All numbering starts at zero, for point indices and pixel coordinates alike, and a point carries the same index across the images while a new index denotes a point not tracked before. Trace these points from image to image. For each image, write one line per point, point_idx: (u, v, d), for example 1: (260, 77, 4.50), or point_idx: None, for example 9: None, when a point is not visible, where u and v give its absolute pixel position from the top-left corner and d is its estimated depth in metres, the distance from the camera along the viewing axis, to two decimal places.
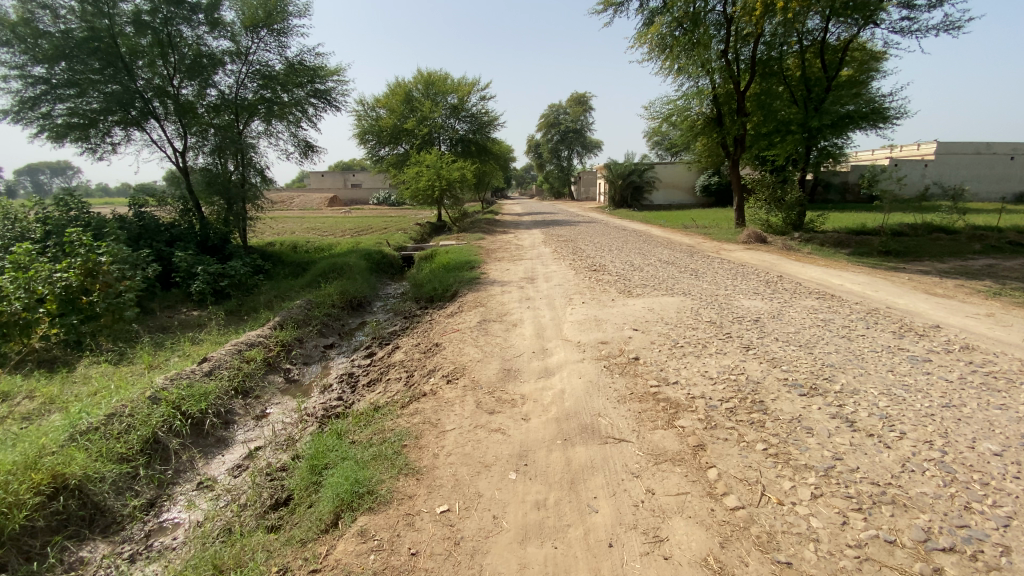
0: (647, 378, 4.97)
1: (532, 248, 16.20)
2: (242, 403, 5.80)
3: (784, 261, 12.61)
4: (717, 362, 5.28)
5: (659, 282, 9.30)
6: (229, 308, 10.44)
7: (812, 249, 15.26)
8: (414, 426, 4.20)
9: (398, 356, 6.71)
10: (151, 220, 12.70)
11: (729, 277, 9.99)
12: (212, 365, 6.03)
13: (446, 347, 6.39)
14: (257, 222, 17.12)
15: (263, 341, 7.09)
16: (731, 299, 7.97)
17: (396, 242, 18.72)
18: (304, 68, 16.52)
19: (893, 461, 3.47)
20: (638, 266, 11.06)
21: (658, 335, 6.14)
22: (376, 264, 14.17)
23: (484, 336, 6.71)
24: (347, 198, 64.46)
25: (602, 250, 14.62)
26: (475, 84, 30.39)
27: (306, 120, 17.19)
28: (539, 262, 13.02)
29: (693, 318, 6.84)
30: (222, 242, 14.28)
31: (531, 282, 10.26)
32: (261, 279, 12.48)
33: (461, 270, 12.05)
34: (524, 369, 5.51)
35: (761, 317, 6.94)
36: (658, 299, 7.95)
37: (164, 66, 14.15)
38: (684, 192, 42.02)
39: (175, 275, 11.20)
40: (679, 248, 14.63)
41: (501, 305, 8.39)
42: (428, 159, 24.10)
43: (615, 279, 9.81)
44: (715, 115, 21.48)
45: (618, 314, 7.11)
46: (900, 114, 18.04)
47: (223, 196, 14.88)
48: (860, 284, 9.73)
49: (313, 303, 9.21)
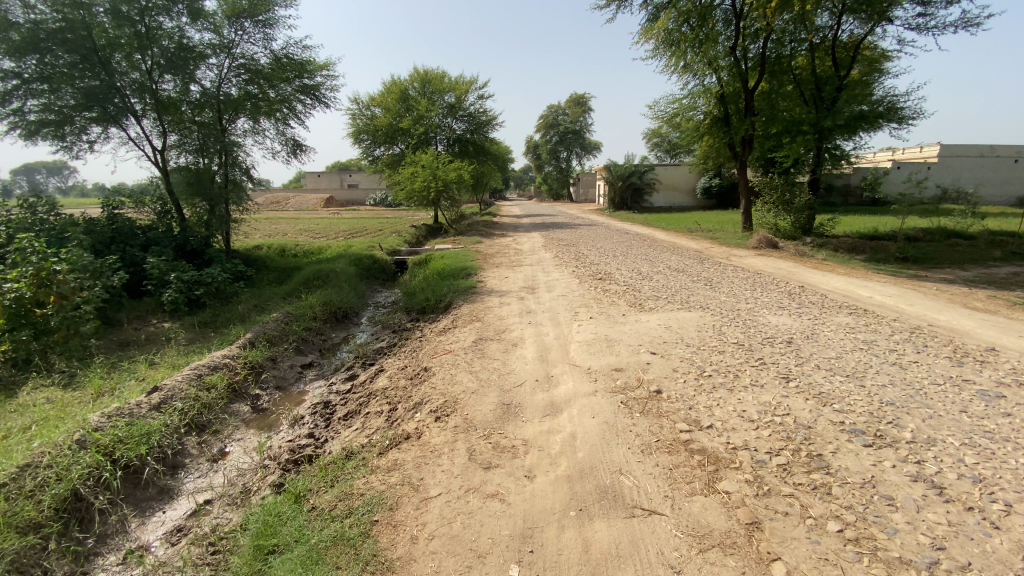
0: (674, 420, 4.14)
1: (531, 253, 15.34)
2: (195, 442, 4.97)
3: (802, 269, 11.80)
4: (756, 399, 4.45)
5: (672, 294, 8.47)
6: (202, 320, 9.56)
7: (827, 255, 14.48)
8: (392, 489, 3.36)
9: (381, 382, 5.86)
10: (125, 223, 11.82)
11: (747, 287, 9.17)
12: (163, 396, 5.18)
13: (435, 373, 5.54)
14: (243, 224, 16.24)
15: (228, 363, 6.25)
16: (756, 315, 7.15)
17: (389, 245, 17.89)
18: (292, 62, 15.63)
19: (1012, 551, 2.63)
20: (647, 275, 10.24)
21: (682, 362, 5.31)
22: (365, 270, 13.32)
23: (478, 359, 5.85)
24: (344, 199, 63.64)
25: (606, 255, 13.79)
26: (472, 83, 29.56)
27: (295, 118, 16.34)
28: (539, 268, 12.18)
29: (717, 339, 6.01)
30: (203, 245, 13.33)
31: (532, 292, 9.41)
32: (241, 286, 11.62)
33: (455, 278, 11.20)
34: (527, 405, 4.66)
35: (794, 338, 6.11)
36: (674, 314, 7.13)
37: (144, 60, 13.27)
38: (685, 194, 41.27)
39: (147, 282, 10.32)
40: (688, 254, 13.82)
41: (499, 319, 7.55)
42: (423, 159, 23.23)
43: (623, 289, 8.98)
44: (719, 114, 20.76)
45: (631, 333, 6.27)
46: (918, 113, 17.39)
47: (206, 198, 14.04)
48: (890, 296, 8.90)
49: (293, 316, 8.38)
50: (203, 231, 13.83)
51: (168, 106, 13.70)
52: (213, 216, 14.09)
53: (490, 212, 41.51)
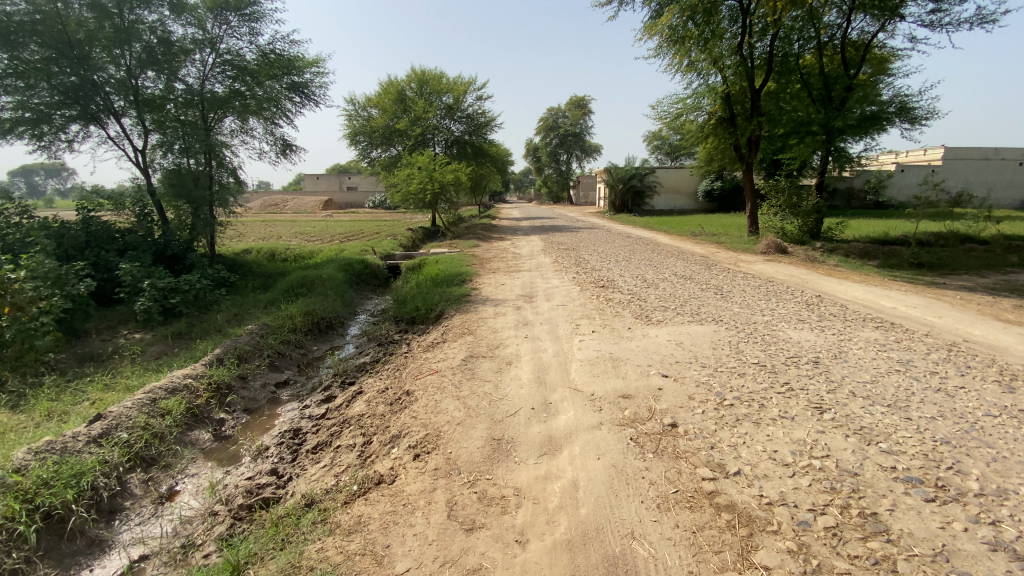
0: (695, 464, 3.49)
1: (530, 258, 14.69)
2: (140, 481, 4.34)
3: (816, 276, 11.14)
4: (789, 435, 3.81)
5: (681, 305, 7.83)
6: (177, 331, 8.92)
7: (839, 261, 13.85)
8: (349, 562, 2.72)
9: (358, 408, 5.21)
10: (101, 226, 11.19)
11: (760, 297, 8.54)
12: (108, 425, 4.56)
13: (418, 398, 4.90)
14: (230, 227, 15.61)
15: (190, 384, 5.62)
16: (774, 330, 6.51)
17: (383, 249, 17.27)
18: (280, 58, 14.95)
19: None
20: (652, 282, 9.60)
21: (699, 387, 4.66)
22: (356, 275, 12.68)
23: (467, 379, 5.20)
24: (344, 202, 63.20)
25: (608, 260, 13.14)
26: (471, 83, 28.98)
27: (286, 118, 15.75)
28: (537, 274, 11.52)
29: (734, 359, 5.37)
30: (184, 249, 12.70)
31: (529, 301, 8.78)
32: (223, 294, 10.98)
33: (449, 286, 10.55)
34: (521, 440, 4.01)
35: (820, 357, 5.47)
36: (686, 328, 6.48)
37: (125, 56, 12.62)
38: (686, 197, 40.63)
39: (120, 290, 9.71)
40: (694, 260, 13.18)
41: (493, 332, 6.89)
42: (420, 160, 22.61)
43: (628, 299, 8.34)
44: (725, 115, 19.83)
45: (639, 351, 5.61)
46: (931, 113, 16.84)
47: (191, 201, 13.45)
48: (915, 307, 8.23)
49: (270, 327, 7.74)
50: (185, 235, 13.23)
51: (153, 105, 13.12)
52: (198, 219, 13.52)
53: (488, 214, 40.88)
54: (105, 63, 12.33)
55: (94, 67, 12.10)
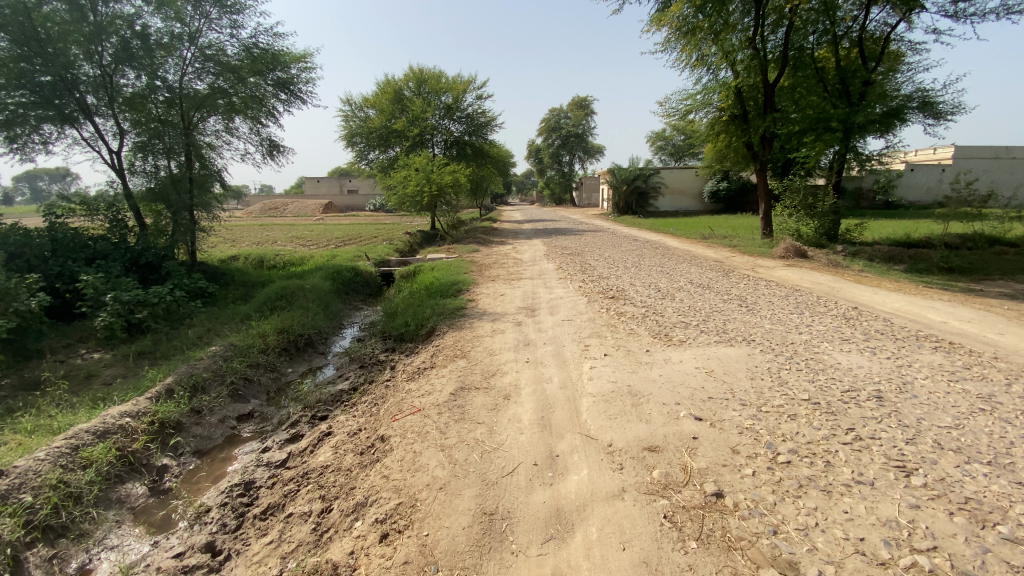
0: (758, 563, 2.56)
1: (531, 264, 13.75)
2: (40, 561, 3.42)
3: (843, 284, 10.20)
4: (873, 513, 2.90)
5: (702, 320, 6.89)
6: (140, 349, 8.03)
7: (864, 266, 12.88)
8: None
9: (323, 456, 4.30)
10: (68, 232, 10.27)
11: (791, 309, 7.60)
12: (6, 487, 3.66)
13: (393, 447, 3.98)
14: (214, 232, 14.72)
15: (125, 425, 4.73)
16: (819, 354, 5.56)
17: (377, 254, 16.39)
18: (267, 53, 13.99)
19: None
20: (668, 293, 8.66)
21: (743, 436, 3.74)
22: (344, 284, 11.79)
23: (455, 420, 4.29)
24: (344, 205, 62.35)
25: (615, 266, 12.20)
26: (470, 82, 28.16)
27: (272, 117, 14.85)
28: (540, 283, 10.59)
29: (779, 394, 4.44)
30: (161, 257, 11.82)
31: (531, 314, 7.86)
32: (198, 306, 10.09)
33: (444, 296, 9.64)
34: (520, 514, 3.08)
35: (881, 392, 4.54)
36: (714, 351, 5.55)
37: (101, 52, 11.70)
38: (691, 198, 39.65)
39: (81, 304, 8.84)
40: (708, 265, 12.22)
41: (489, 355, 5.96)
42: (417, 161, 21.73)
43: (642, 313, 7.41)
44: (737, 111, 18.68)
45: (662, 382, 4.68)
46: (957, 109, 15.84)
47: (171, 206, 12.57)
48: (968, 321, 7.27)
49: (237, 347, 6.84)
50: (164, 241, 12.33)
51: (136, 105, 12.31)
52: (178, 224, 12.66)
53: (489, 217, 39.87)
54: (79, 61, 11.43)
55: (70, 64, 11.21)
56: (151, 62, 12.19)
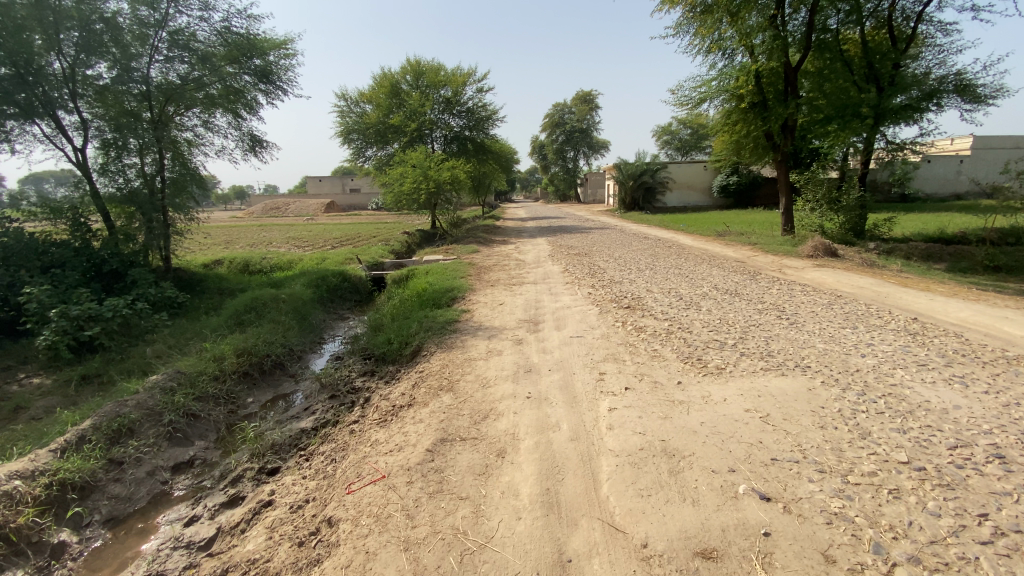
0: None
1: (535, 266, 12.60)
2: None
3: (887, 287, 8.98)
4: None
5: (740, 339, 5.73)
6: (84, 373, 6.96)
7: (902, 265, 11.66)
8: None
9: (251, 545, 3.17)
10: (20, 237, 9.18)
11: (841, 322, 6.42)
12: None
13: (342, 542, 2.86)
14: (192, 234, 13.66)
15: (12, 492, 3.65)
16: (897, 387, 4.39)
17: (369, 256, 15.31)
18: (247, 41, 12.83)
19: None
20: (692, 303, 7.51)
21: (835, 531, 2.62)
22: (329, 292, 10.72)
23: (430, 494, 3.18)
24: (346, 203, 61.11)
25: (628, 269, 11.05)
26: (470, 75, 26.93)
27: (254, 110, 13.80)
28: (544, 289, 9.48)
29: (865, 456, 3.32)
30: (128, 264, 10.65)
31: (534, 330, 6.72)
32: (162, 320, 9.01)
33: (435, 307, 8.52)
34: None
35: (1002, 448, 3.40)
36: (764, 383, 4.44)
37: (66, 42, 10.50)
38: (700, 192, 38.31)
39: (26, 320, 7.79)
40: (730, 267, 11.03)
41: (482, 386, 4.84)
42: (413, 157, 20.58)
43: (665, 328, 6.26)
44: (755, 99, 17.33)
45: (703, 435, 3.55)
46: (998, 92, 14.58)
47: (142, 209, 11.53)
48: None
49: (185, 376, 5.76)
50: (133, 246, 11.31)
51: (109, 102, 11.22)
52: (149, 229, 11.62)
53: (492, 215, 38.79)
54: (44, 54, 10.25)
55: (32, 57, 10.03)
56: (124, 52, 11.10)
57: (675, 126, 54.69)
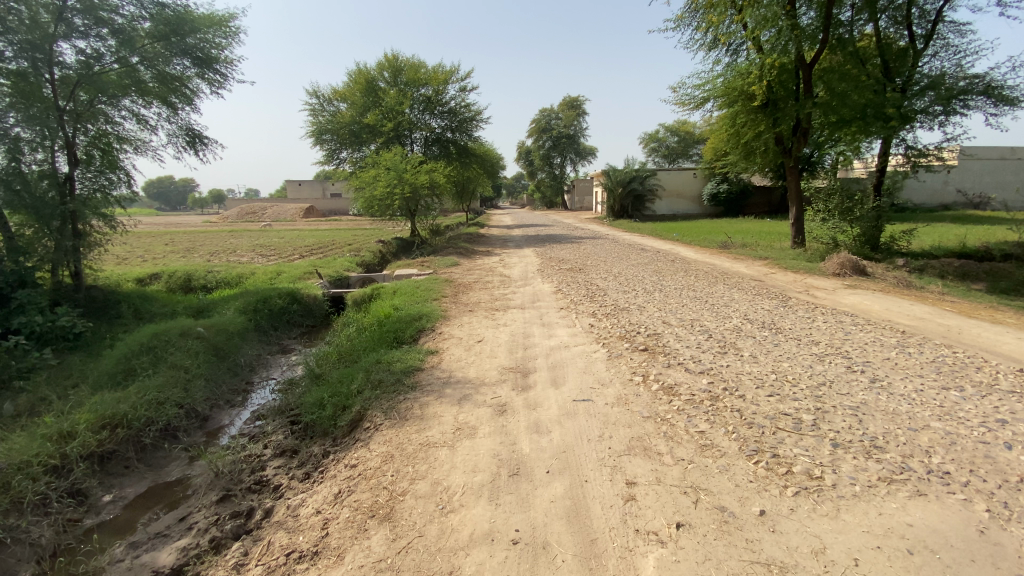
0: None
1: (522, 285, 10.79)
2: None
3: (949, 319, 7.39)
4: None
5: (819, 413, 3.98)
6: None
7: (943, 286, 10.16)
8: None
9: None
10: None
11: (937, 380, 4.72)
12: None
13: None
14: (114, 248, 11.04)
15: None
16: None
17: (332, 269, 13.36)
18: (180, 16, 10.52)
19: None
20: (727, 345, 5.77)
21: None
22: (272, 321, 8.77)
23: None
24: (326, 208, 58.78)
25: (632, 290, 9.33)
26: (452, 72, 25.11)
27: (193, 102, 11.47)
28: (534, 318, 7.70)
29: None
30: (18, 283, 8.23)
31: (525, 388, 4.88)
32: (44, 359, 6.94)
33: (394, 347, 6.64)
34: None
35: None
36: (903, 520, 2.70)
37: None
38: (690, 201, 37.12)
39: None
40: (750, 289, 9.35)
41: (442, 510, 3.00)
42: (386, 159, 18.69)
43: (705, 391, 4.48)
44: (765, 99, 15.80)
45: None
46: None
47: (42, 216, 8.83)
48: None
49: None
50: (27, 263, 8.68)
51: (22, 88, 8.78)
52: (55, 240, 9.01)
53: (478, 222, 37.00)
54: None
55: None
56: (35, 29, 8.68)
57: (662, 133, 53.83)
